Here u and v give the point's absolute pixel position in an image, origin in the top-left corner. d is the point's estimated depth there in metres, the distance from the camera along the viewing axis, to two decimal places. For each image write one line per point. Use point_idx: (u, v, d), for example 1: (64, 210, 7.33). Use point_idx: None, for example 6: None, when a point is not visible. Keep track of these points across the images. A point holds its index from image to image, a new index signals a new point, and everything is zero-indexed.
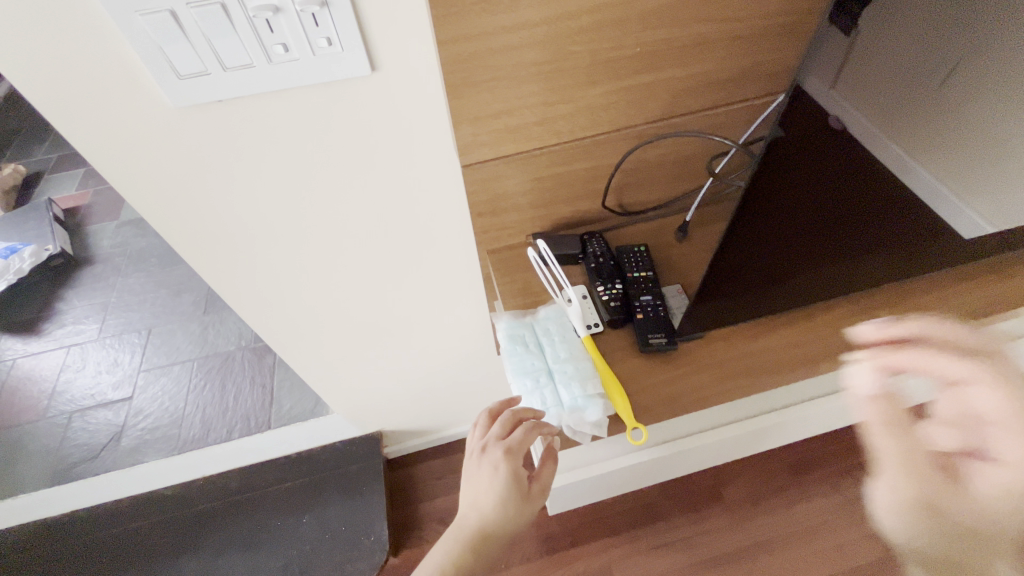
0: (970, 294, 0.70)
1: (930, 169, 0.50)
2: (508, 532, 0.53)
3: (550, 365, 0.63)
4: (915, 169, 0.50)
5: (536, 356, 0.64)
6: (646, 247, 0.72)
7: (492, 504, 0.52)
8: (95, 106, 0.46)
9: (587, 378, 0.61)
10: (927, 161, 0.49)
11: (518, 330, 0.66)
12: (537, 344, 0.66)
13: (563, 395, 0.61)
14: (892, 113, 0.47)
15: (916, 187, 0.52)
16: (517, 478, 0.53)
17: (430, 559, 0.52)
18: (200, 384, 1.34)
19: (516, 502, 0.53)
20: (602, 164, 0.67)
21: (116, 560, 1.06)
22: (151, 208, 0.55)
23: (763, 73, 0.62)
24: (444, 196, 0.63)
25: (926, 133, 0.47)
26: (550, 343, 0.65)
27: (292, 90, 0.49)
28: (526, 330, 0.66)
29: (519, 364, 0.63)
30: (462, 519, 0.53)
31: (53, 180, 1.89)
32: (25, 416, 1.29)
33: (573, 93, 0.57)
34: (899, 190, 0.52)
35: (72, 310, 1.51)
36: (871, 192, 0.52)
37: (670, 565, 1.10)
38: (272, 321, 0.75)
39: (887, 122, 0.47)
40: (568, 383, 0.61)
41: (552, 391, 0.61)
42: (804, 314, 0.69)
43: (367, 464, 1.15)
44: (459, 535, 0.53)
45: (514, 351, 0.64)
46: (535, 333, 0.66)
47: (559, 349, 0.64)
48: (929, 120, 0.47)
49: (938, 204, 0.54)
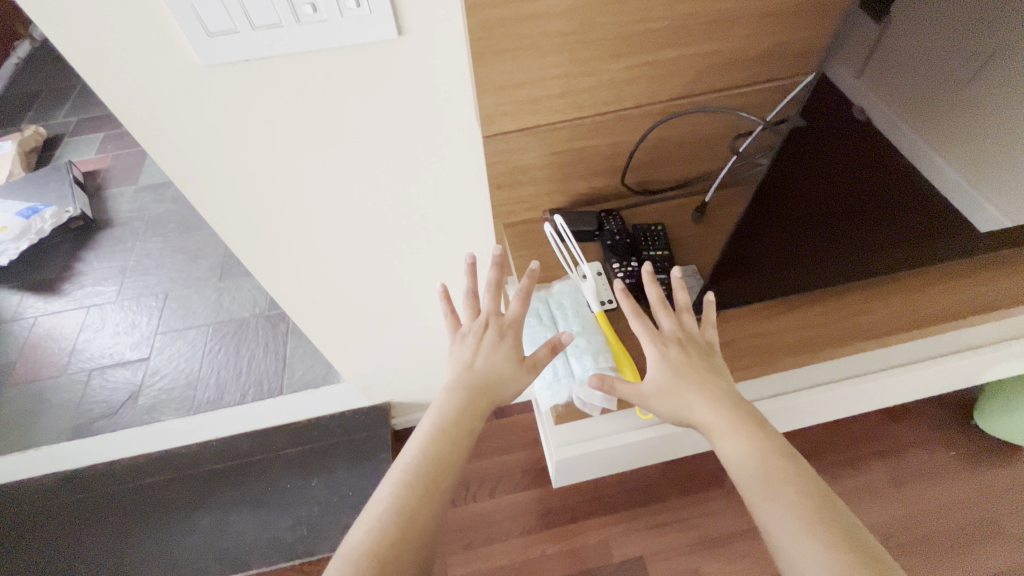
0: (980, 287, 0.70)
1: (947, 158, 0.51)
2: (508, 394, 0.56)
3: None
4: (934, 160, 0.51)
5: (548, 328, 0.65)
6: (663, 226, 0.72)
7: (497, 363, 0.56)
8: (126, 61, 0.47)
9: (599, 353, 0.62)
10: (942, 147, 0.50)
11: (532, 303, 0.68)
12: (549, 317, 0.67)
13: (575, 368, 0.62)
14: (916, 103, 0.47)
15: (935, 178, 0.53)
16: (513, 345, 0.58)
17: (428, 422, 0.52)
18: (214, 349, 1.36)
19: (515, 363, 0.57)
20: (622, 140, 0.66)
21: (133, 512, 1.10)
22: (179, 167, 0.56)
23: (791, 53, 0.61)
24: (463, 164, 0.63)
25: (942, 120, 0.48)
26: (563, 317, 0.66)
27: (320, 52, 0.49)
28: (539, 303, 0.68)
29: (532, 336, 0.65)
30: (460, 386, 0.55)
31: (72, 144, 1.91)
32: (46, 372, 1.33)
33: (598, 66, 0.57)
34: (918, 180, 0.53)
35: (91, 272, 1.54)
36: (891, 181, 0.52)
37: (667, 544, 1.12)
38: (293, 291, 0.77)
39: (909, 109, 0.47)
40: (580, 357, 0.62)
41: (564, 364, 0.63)
42: (818, 297, 0.69)
43: (375, 432, 1.18)
44: (461, 396, 0.54)
45: (527, 323, 0.66)
46: (548, 307, 0.68)
47: (572, 322, 0.65)
48: (949, 110, 0.48)
49: (952, 193, 0.55)
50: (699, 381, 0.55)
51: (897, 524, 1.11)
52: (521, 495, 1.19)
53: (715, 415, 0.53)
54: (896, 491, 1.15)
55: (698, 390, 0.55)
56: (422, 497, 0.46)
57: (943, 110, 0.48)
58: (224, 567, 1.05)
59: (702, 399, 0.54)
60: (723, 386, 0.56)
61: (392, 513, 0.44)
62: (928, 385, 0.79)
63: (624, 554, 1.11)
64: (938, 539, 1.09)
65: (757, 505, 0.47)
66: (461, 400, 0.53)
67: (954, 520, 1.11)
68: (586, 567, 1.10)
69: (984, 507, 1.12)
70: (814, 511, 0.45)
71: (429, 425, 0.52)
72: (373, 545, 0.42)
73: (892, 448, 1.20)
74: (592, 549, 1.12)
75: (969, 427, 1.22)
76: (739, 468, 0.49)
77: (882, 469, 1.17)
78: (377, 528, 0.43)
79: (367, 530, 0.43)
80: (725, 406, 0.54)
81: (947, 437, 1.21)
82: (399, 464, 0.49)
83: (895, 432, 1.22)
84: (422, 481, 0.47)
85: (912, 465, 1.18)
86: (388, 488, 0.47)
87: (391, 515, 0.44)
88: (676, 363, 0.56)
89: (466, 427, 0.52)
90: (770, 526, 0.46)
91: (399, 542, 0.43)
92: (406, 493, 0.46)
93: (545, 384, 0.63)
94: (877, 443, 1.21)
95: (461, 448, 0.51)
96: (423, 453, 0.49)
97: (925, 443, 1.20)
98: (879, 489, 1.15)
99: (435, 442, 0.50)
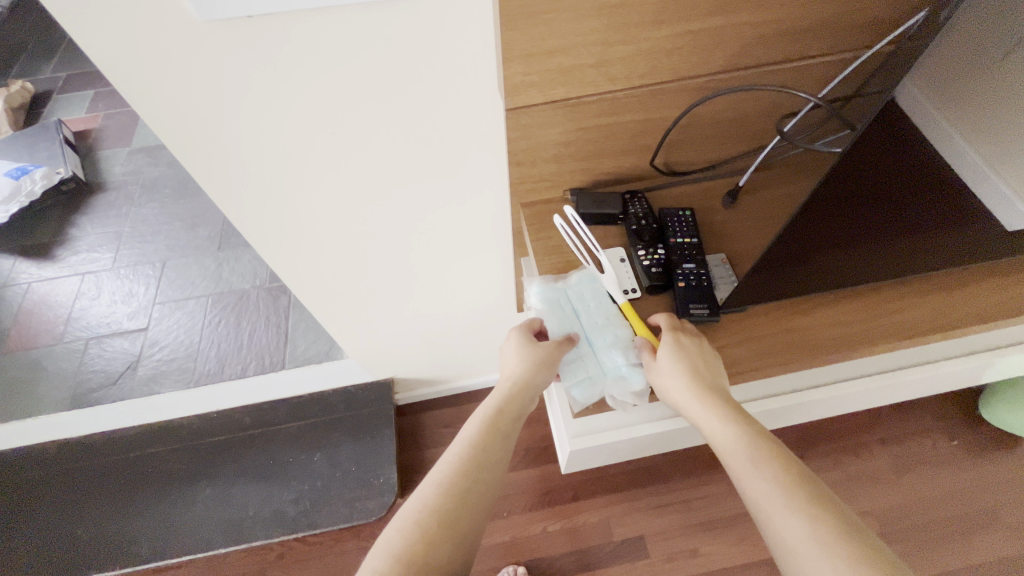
0: (1013, 288, 0.67)
1: (999, 171, 0.49)
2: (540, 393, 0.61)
3: (589, 329, 0.63)
4: (984, 173, 0.50)
5: (572, 322, 0.63)
6: (692, 211, 0.68)
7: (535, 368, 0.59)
8: (118, 15, 0.42)
9: (629, 347, 0.60)
10: (988, 154, 0.48)
11: (551, 295, 0.64)
12: (572, 307, 0.64)
13: (607, 363, 0.60)
14: (975, 118, 0.45)
15: (982, 190, 0.51)
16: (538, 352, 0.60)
17: (475, 418, 0.57)
18: (215, 320, 1.34)
19: (540, 363, 0.59)
20: (654, 117, 0.62)
21: (134, 483, 1.10)
22: (180, 136, 0.52)
23: (844, 25, 0.56)
24: (484, 137, 0.60)
25: (999, 135, 0.47)
26: (587, 308, 0.64)
27: (332, 9, 0.44)
28: (560, 292, 0.65)
29: (558, 326, 0.63)
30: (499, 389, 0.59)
31: (61, 101, 1.83)
32: (42, 339, 1.31)
33: (637, 33, 0.52)
34: (960, 185, 0.51)
35: (85, 237, 1.50)
36: (937, 182, 0.50)
37: (669, 525, 1.12)
38: (304, 268, 0.75)
39: (965, 123, 0.45)
40: (611, 352, 0.60)
41: (593, 359, 0.61)
42: (851, 294, 0.67)
43: (378, 408, 1.16)
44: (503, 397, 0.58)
45: (550, 317, 0.63)
46: (569, 296, 0.65)
47: (596, 314, 0.63)
48: (1007, 126, 0.46)
49: (998, 206, 0.53)
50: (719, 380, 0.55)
51: (897, 510, 1.11)
52: (524, 473, 1.19)
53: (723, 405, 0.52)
54: (896, 479, 1.15)
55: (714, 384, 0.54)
56: (468, 483, 0.50)
57: (1001, 126, 0.46)
58: (226, 539, 1.05)
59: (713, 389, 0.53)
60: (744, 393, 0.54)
61: (440, 495, 0.49)
62: (956, 380, 0.77)
63: (624, 534, 1.11)
64: (936, 527, 1.10)
65: (749, 486, 0.46)
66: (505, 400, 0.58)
67: (953, 508, 1.11)
68: (587, 545, 1.10)
69: (983, 497, 1.12)
70: (804, 500, 0.44)
71: (477, 420, 0.57)
72: (420, 516, 0.48)
73: (895, 436, 1.19)
74: (593, 528, 1.12)
75: (973, 417, 1.21)
76: (731, 450, 0.49)
77: (885, 457, 1.17)
78: (425, 505, 0.48)
79: (416, 507, 0.49)
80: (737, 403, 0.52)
81: (950, 427, 1.20)
82: (449, 452, 0.53)
83: (899, 421, 1.21)
84: (469, 469, 0.51)
85: (914, 453, 1.17)
86: (439, 472, 0.52)
87: (439, 495, 0.49)
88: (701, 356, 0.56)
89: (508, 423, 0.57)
90: (762, 506, 0.45)
91: (445, 522, 0.48)
92: (454, 478, 0.51)
93: (575, 379, 0.60)
94: (880, 430, 1.20)
95: (505, 443, 0.55)
96: (471, 441, 0.54)
97: (929, 431, 1.20)
98: (881, 476, 1.15)
99: (482, 437, 0.55)
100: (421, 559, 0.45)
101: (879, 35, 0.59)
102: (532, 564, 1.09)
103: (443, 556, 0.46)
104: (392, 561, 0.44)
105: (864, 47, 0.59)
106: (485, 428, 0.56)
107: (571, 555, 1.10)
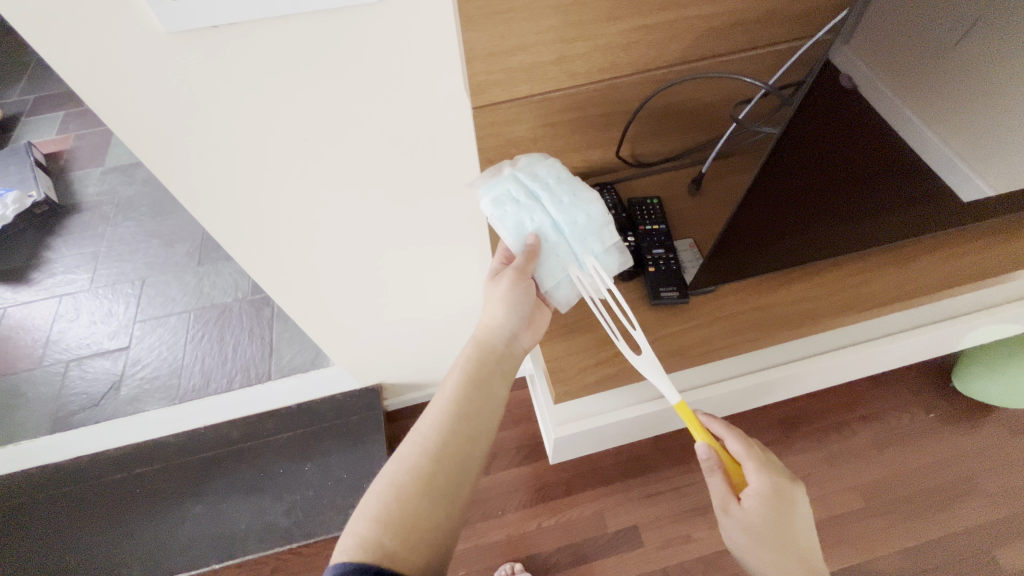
0: (960, 258, 0.72)
1: (939, 132, 0.52)
2: (521, 349, 0.62)
3: (556, 218, 0.59)
4: (926, 135, 0.52)
5: (534, 209, 0.58)
6: (659, 200, 0.72)
7: (508, 314, 0.60)
8: (81, 28, 0.43)
9: (603, 230, 0.60)
10: (926, 117, 0.50)
11: (504, 185, 0.58)
12: (529, 197, 0.59)
13: (582, 258, 0.60)
14: (913, 84, 0.47)
15: (924, 151, 0.54)
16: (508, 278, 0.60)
17: (453, 375, 0.59)
18: (198, 336, 1.33)
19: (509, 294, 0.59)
20: (616, 110, 0.64)
21: (121, 503, 1.08)
22: (149, 147, 0.53)
23: (790, 15, 0.59)
24: (452, 136, 0.61)
25: (937, 99, 0.49)
26: (550, 193, 0.59)
27: (295, 17, 0.46)
28: (509, 184, 0.59)
29: (520, 229, 0.58)
30: (475, 340, 0.61)
31: (31, 124, 1.80)
32: (20, 364, 1.29)
33: (595, 29, 0.54)
34: (907, 154, 0.54)
35: (61, 259, 1.48)
36: (881, 156, 0.53)
37: (660, 512, 1.14)
38: (284, 277, 0.75)
39: (903, 89, 0.47)
40: (586, 242, 0.60)
41: (565, 258, 0.60)
42: (816, 270, 0.70)
43: (367, 414, 1.16)
44: (477, 347, 0.60)
45: (506, 212, 0.58)
46: (523, 184, 0.59)
47: (559, 194, 0.59)
48: (943, 90, 0.48)
49: (941, 166, 0.56)
50: (785, 529, 0.56)
51: (880, 484, 1.14)
52: (515, 471, 1.20)
53: (777, 561, 0.56)
54: (879, 454, 1.18)
55: (778, 535, 0.56)
56: (445, 441, 0.54)
57: (937, 91, 0.48)
58: (220, 554, 1.04)
59: (771, 544, 0.56)
60: (803, 534, 0.57)
61: (418, 456, 0.53)
62: (923, 351, 0.80)
63: (618, 524, 1.13)
64: (917, 498, 1.13)
65: None
66: (480, 354, 0.60)
67: (932, 480, 1.15)
68: (581, 538, 1.12)
69: (961, 467, 1.16)
70: None
71: (456, 375, 0.59)
72: (397, 478, 0.51)
73: (875, 412, 1.23)
74: (586, 520, 1.13)
75: (947, 390, 1.25)
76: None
77: (865, 433, 1.20)
78: (404, 466, 0.52)
79: (395, 468, 0.52)
80: (794, 553, 0.56)
81: (927, 400, 1.24)
82: (430, 411, 0.56)
83: (878, 397, 1.25)
84: (446, 429, 0.54)
85: (893, 428, 1.21)
86: (418, 432, 0.55)
87: (417, 455, 0.53)
88: (778, 506, 0.56)
89: (487, 377, 0.58)
90: None
91: (423, 481, 0.51)
92: (432, 440, 0.54)
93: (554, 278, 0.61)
94: (859, 408, 1.23)
95: (484, 399, 0.57)
96: (449, 395, 0.57)
97: (906, 406, 1.23)
98: (863, 452, 1.18)
99: (460, 395, 0.57)
100: (400, 516, 0.48)
101: (821, 23, 0.62)
102: (529, 560, 1.10)
103: (423, 512, 0.49)
104: (372, 522, 0.48)
105: (808, 36, 0.62)
106: (464, 378, 0.58)
107: (567, 548, 1.11)
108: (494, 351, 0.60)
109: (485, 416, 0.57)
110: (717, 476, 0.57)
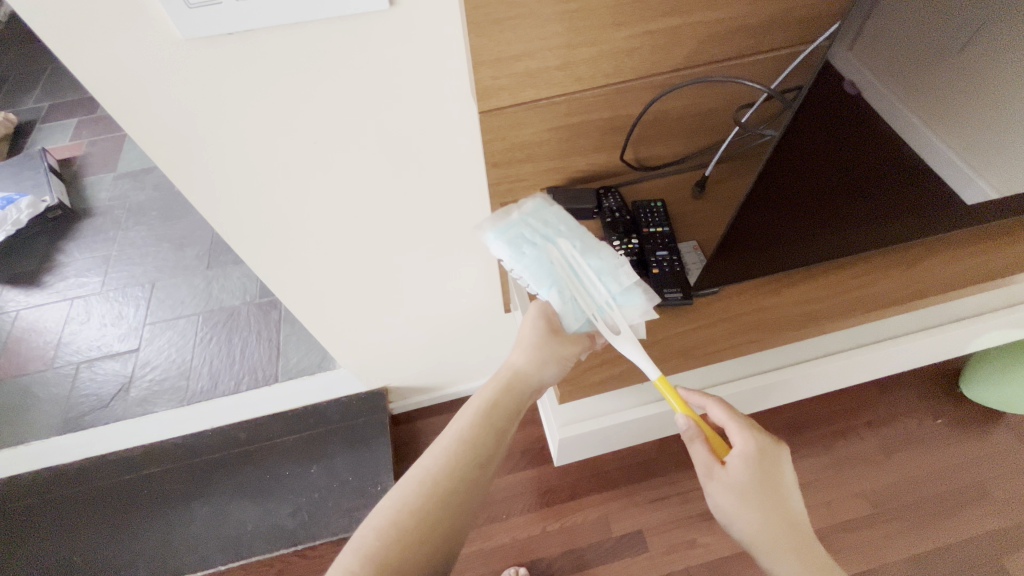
0: (965, 261, 0.72)
1: (940, 134, 0.52)
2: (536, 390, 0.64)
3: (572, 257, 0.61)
4: (927, 135, 0.52)
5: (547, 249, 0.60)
6: (663, 202, 0.73)
7: (552, 379, 0.60)
8: (102, 34, 0.44)
9: (619, 270, 0.61)
10: (928, 118, 0.50)
11: (515, 232, 0.61)
12: (542, 239, 0.61)
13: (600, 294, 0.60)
14: (916, 86, 0.47)
15: (926, 153, 0.54)
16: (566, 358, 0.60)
17: (469, 411, 0.57)
18: (206, 338, 1.34)
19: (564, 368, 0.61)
20: (620, 114, 0.65)
21: (129, 503, 1.09)
22: (162, 150, 0.54)
23: (794, 19, 0.60)
24: (455, 143, 0.62)
25: (940, 101, 0.49)
26: (561, 235, 0.61)
27: (309, 24, 0.47)
28: (522, 227, 0.61)
29: (536, 274, 0.59)
30: (500, 380, 0.59)
31: (46, 131, 1.84)
32: (31, 365, 1.30)
33: (599, 36, 0.55)
34: (909, 155, 0.54)
35: (73, 262, 1.50)
36: (887, 155, 0.54)
37: (666, 517, 1.13)
38: (292, 281, 0.77)
39: (907, 90, 0.47)
40: (600, 281, 0.60)
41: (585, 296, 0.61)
42: (819, 271, 0.71)
43: (372, 418, 1.17)
44: (500, 386, 0.59)
45: (522, 254, 0.59)
46: (535, 230, 0.61)
47: (571, 238, 0.61)
48: (948, 91, 0.48)
49: (944, 167, 0.56)
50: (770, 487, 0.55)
51: (887, 490, 1.14)
52: (521, 475, 1.20)
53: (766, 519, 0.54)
54: (886, 460, 1.17)
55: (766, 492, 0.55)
56: (454, 484, 0.52)
57: (942, 93, 0.48)
58: (226, 556, 1.04)
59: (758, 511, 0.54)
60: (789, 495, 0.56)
61: (423, 496, 0.50)
62: (928, 354, 0.80)
63: (623, 529, 1.12)
64: (925, 504, 1.12)
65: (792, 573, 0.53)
66: (502, 395, 0.58)
67: (941, 486, 1.14)
68: (585, 543, 1.11)
69: (969, 474, 1.15)
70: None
71: (472, 414, 0.57)
72: (397, 517, 0.49)
73: (882, 417, 1.22)
74: (591, 525, 1.13)
75: (955, 396, 1.24)
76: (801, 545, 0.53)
77: (872, 439, 1.19)
78: (406, 505, 0.50)
79: (397, 506, 0.50)
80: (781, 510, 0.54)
81: (935, 406, 1.23)
82: (438, 447, 0.54)
83: (885, 403, 1.24)
84: (454, 470, 0.52)
85: (900, 434, 1.20)
86: (422, 469, 0.53)
87: (422, 495, 0.50)
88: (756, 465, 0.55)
89: (504, 417, 0.57)
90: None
91: (426, 524, 0.49)
92: (440, 480, 0.52)
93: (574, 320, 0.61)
94: (866, 414, 1.22)
95: (499, 440, 0.56)
96: (463, 435, 0.55)
97: (914, 411, 1.23)
98: (869, 458, 1.17)
99: (474, 434, 0.55)
100: (399, 554, 0.47)
101: (824, 27, 0.62)
102: (533, 564, 1.10)
103: (420, 557, 0.48)
104: (366, 559, 0.46)
105: (811, 40, 0.63)
106: (480, 419, 0.57)
107: (571, 553, 1.11)
108: (519, 394, 0.59)
109: (496, 459, 0.56)
110: (700, 443, 0.57)
